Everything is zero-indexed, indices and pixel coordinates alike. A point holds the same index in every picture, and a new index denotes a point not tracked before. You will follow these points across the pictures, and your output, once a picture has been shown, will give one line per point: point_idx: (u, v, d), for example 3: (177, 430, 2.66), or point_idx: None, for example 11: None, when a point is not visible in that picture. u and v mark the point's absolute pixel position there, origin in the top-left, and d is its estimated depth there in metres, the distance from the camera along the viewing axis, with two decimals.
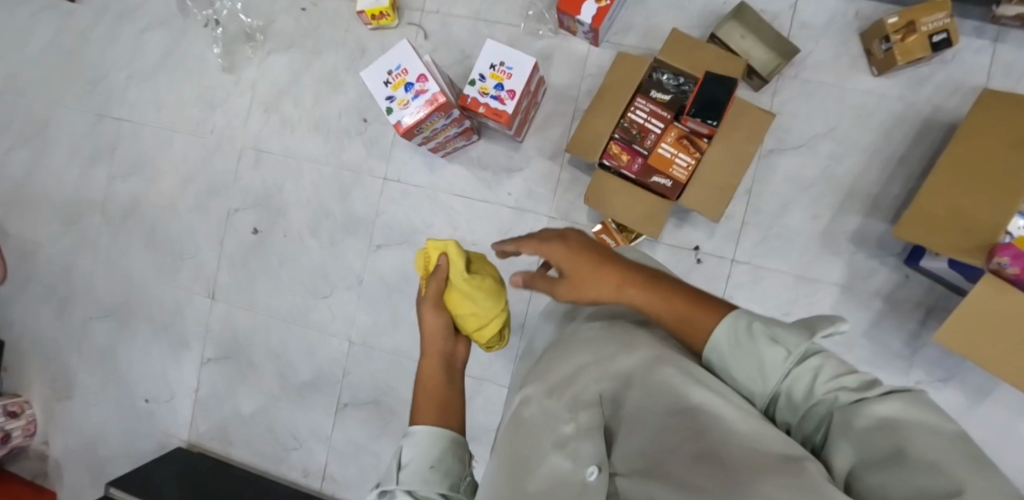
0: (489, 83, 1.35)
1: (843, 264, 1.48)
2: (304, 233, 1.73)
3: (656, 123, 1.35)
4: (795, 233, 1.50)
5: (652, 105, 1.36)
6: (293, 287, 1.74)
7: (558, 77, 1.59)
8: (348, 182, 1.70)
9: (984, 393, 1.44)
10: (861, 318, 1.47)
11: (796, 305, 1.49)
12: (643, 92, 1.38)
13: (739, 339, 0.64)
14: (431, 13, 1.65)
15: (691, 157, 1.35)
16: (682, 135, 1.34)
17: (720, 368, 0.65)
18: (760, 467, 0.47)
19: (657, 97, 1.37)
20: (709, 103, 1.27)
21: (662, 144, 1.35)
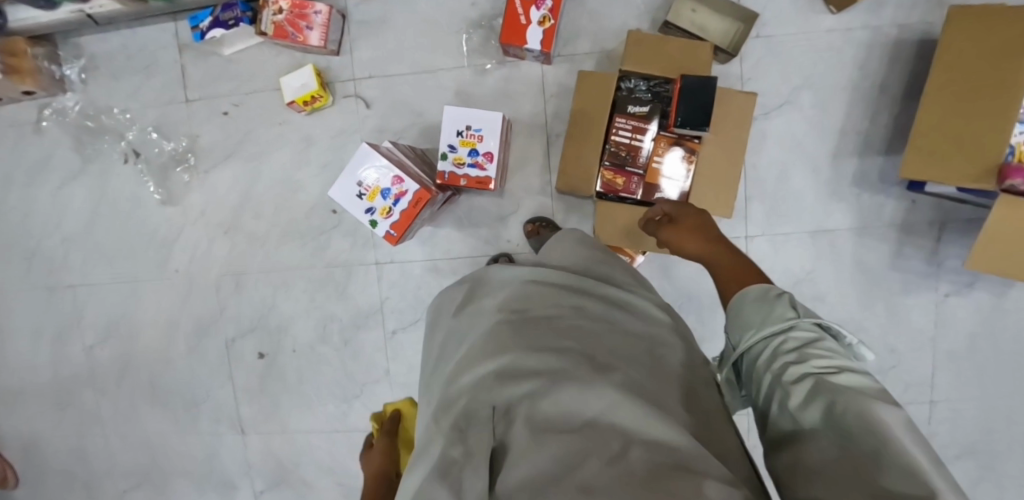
0: (462, 152, 1.24)
1: (853, 206, 1.48)
2: (313, 342, 1.64)
3: (643, 138, 1.29)
4: (799, 192, 1.48)
5: (634, 120, 1.30)
6: (321, 396, 1.67)
7: (519, 107, 1.49)
8: (340, 277, 1.60)
9: (1012, 286, 1.48)
10: (883, 253, 1.49)
11: (819, 260, 1.49)
12: (620, 107, 1.31)
13: (765, 296, 0.72)
14: (366, 78, 1.52)
15: (687, 162, 1.29)
16: (672, 143, 1.29)
17: (737, 310, 0.74)
18: (666, 478, 0.53)
19: (636, 109, 1.30)
20: (693, 109, 1.22)
21: (655, 158, 1.30)
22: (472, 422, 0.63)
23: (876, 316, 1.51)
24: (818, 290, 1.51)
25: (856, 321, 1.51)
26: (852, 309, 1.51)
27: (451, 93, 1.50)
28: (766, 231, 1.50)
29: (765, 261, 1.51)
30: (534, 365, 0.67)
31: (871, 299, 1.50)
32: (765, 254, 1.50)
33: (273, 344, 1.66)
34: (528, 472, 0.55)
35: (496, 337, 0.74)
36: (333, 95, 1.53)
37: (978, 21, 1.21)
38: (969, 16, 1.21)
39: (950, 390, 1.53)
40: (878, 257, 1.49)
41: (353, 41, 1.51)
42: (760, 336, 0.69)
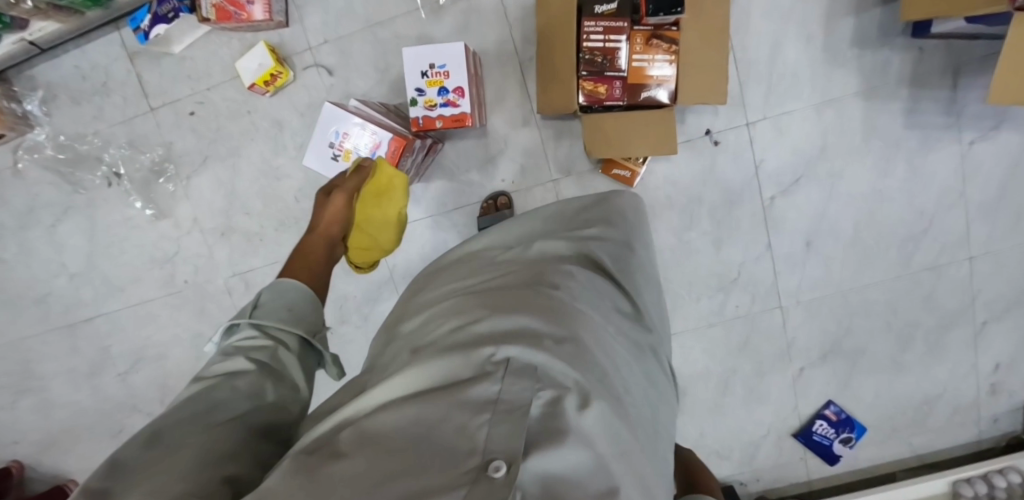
0: (431, 93, 1.18)
1: (857, 67, 1.38)
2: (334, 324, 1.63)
3: (616, 39, 1.20)
4: (796, 66, 1.39)
5: (604, 20, 1.20)
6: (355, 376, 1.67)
7: (484, 39, 1.41)
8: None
9: None
10: (895, 112, 1.39)
11: (830, 134, 1.41)
12: (587, 11, 1.21)
13: None
14: (323, 45, 1.45)
15: (669, 53, 1.20)
16: (649, 36, 1.20)
17: None
18: None
19: (604, 9, 1.20)
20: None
21: (634, 56, 1.20)
22: (509, 369, 0.55)
23: (897, 179, 1.44)
24: (833, 165, 1.43)
25: (877, 189, 1.45)
26: (872, 177, 1.44)
27: (412, 41, 1.43)
28: (768, 114, 1.41)
29: (773, 146, 1.43)
30: (583, 362, 0.60)
31: (889, 163, 1.43)
32: (771, 139, 1.42)
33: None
34: (547, 468, 0.48)
35: (530, 297, 0.68)
36: (293, 69, 1.46)
37: None
38: None
39: (987, 241, 1.47)
40: (892, 118, 1.40)
41: (301, 9, 1.44)
42: None
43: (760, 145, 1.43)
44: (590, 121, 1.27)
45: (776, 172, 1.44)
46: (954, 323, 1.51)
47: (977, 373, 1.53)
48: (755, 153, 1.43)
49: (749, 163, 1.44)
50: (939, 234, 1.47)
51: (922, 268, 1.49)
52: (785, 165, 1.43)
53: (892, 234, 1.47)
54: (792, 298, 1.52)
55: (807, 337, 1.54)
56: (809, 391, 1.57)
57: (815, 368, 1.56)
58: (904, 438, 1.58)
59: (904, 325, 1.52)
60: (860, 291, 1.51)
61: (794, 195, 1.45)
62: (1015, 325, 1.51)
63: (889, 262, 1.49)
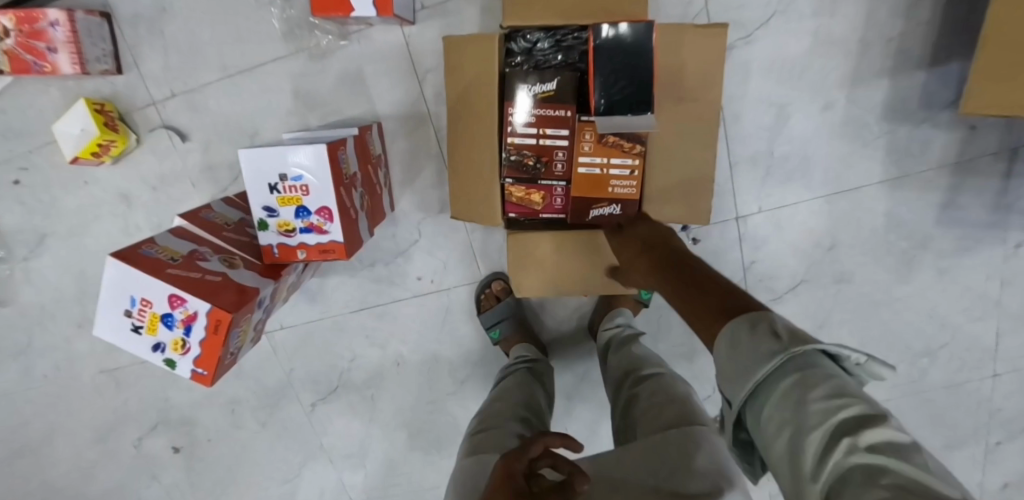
0: (286, 215, 0.83)
1: (881, 152, 1.08)
2: (227, 427, 1.34)
3: (555, 133, 0.84)
4: (806, 143, 1.08)
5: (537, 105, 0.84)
6: (259, 480, 1.38)
7: (386, 99, 1.03)
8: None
9: None
10: (930, 204, 1.09)
11: (839, 230, 1.12)
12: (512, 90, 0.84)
13: (738, 337, 0.52)
14: (169, 99, 1.06)
15: (630, 155, 0.84)
16: (603, 133, 0.83)
17: (722, 365, 0.53)
18: None
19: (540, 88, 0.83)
20: (623, 83, 0.78)
21: (580, 162, 0.84)
22: None
23: (921, 285, 1.14)
24: (841, 268, 1.15)
25: (895, 297, 1.16)
26: (888, 283, 1.15)
27: (289, 97, 1.04)
28: (766, 206, 1.11)
29: (770, 245, 1.14)
30: None
31: (911, 268, 1.13)
32: (767, 236, 1.13)
33: (184, 437, 1.36)
34: None
35: None
36: (135, 132, 1.08)
37: None
38: None
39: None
40: (924, 209, 1.10)
41: (134, 48, 1.04)
42: (755, 394, 0.49)
43: (751, 246, 1.14)
44: (521, 238, 0.91)
45: (768, 275, 1.15)
46: (974, 458, 1.23)
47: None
48: (746, 252, 1.14)
49: (735, 265, 1.15)
50: (967, 351, 1.17)
51: (939, 390, 1.20)
52: (781, 268, 1.15)
53: (905, 347, 1.18)
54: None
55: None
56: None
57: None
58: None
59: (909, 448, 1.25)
60: None
61: (789, 303, 1.17)
62: None
63: (899, 380, 1.21)
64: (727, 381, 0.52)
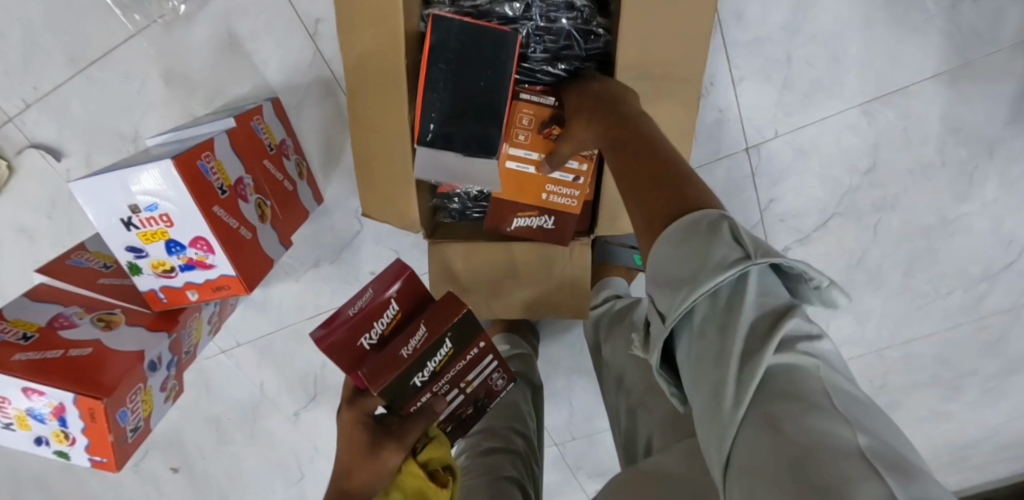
0: (156, 252, 0.66)
1: (938, 35, 0.81)
2: (197, 465, 1.20)
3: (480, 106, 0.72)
4: (836, 40, 0.80)
5: (382, 322, 0.64)
6: (265, 487, 1.24)
7: (280, 68, 0.81)
8: (188, 383, 1.08)
9: None
10: (1001, 97, 0.84)
11: (884, 147, 0.88)
12: (406, 399, 0.62)
13: (693, 234, 0.38)
14: (27, 111, 0.82)
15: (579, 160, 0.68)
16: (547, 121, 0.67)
17: (667, 284, 0.39)
18: None
19: (420, 342, 0.61)
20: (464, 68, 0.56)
21: (509, 155, 0.68)
22: None
23: (989, 202, 0.93)
24: (884, 193, 0.92)
25: (950, 219, 0.94)
26: (944, 203, 0.92)
27: (160, 84, 0.81)
28: (783, 128, 0.86)
29: (790, 177, 0.90)
30: None
31: (980, 182, 0.91)
32: (785, 168, 0.89)
33: (177, 469, 1.20)
34: None
35: None
36: (4, 157, 0.84)
37: None
38: None
39: None
40: (994, 104, 0.85)
41: None
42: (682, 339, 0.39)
43: (768, 182, 0.90)
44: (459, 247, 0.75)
45: (794, 215, 0.93)
46: None
47: None
48: (764, 189, 0.91)
49: (751, 207, 0.92)
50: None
51: (1000, 316, 1.05)
52: (808, 201, 0.92)
53: (969, 274, 1.00)
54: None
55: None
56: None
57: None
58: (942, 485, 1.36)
59: (964, 378, 1.15)
60: (902, 344, 1.09)
61: (822, 242, 0.96)
62: None
63: (960, 311, 1.05)
64: (662, 281, 0.39)
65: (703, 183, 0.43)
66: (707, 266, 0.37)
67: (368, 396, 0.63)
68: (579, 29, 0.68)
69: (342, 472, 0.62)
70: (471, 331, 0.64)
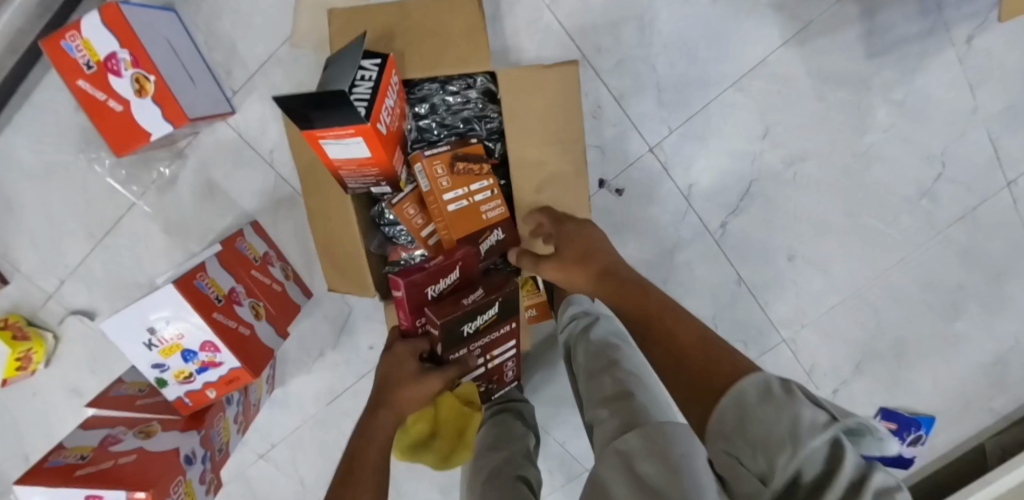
0: (175, 363, 0.79)
1: (772, 12, 0.94)
2: None
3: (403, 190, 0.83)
4: (689, 40, 0.94)
5: (446, 281, 0.75)
6: None
7: (249, 197, 0.99)
8: (241, 493, 1.19)
9: None
10: (849, 42, 0.96)
11: (768, 113, 0.99)
12: (453, 346, 0.74)
13: (769, 395, 0.46)
14: (62, 287, 1.00)
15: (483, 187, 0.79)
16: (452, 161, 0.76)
17: (752, 431, 0.45)
18: None
19: (477, 298, 0.75)
20: (353, 95, 0.65)
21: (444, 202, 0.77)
22: None
23: (885, 128, 1.03)
24: (787, 151, 1.02)
25: (856, 155, 1.03)
26: (843, 144, 1.02)
27: (159, 237, 0.99)
28: (675, 124, 0.98)
29: (698, 162, 1.01)
30: None
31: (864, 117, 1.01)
32: (690, 155, 1.00)
33: None
34: None
35: None
36: (51, 329, 1.02)
37: None
38: None
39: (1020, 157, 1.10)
40: (846, 50, 0.97)
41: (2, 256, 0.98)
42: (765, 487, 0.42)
43: (681, 171, 1.01)
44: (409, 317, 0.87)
45: (717, 191, 1.03)
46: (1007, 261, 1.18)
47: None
48: (680, 178, 1.01)
49: (676, 197, 1.03)
50: (958, 171, 1.09)
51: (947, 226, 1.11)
52: (724, 177, 1.02)
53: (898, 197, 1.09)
54: (794, 325, 1.17)
55: (826, 357, 1.23)
56: (854, 405, 1.30)
57: (851, 382, 1.27)
58: (983, 407, 1.36)
59: (946, 293, 1.19)
60: (871, 280, 1.15)
61: (751, 208, 1.05)
62: None
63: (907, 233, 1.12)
64: (743, 437, 0.45)
65: (748, 359, 0.54)
66: (797, 423, 0.42)
67: (422, 339, 0.76)
68: (476, 115, 0.81)
69: (387, 379, 0.72)
70: (513, 307, 0.79)
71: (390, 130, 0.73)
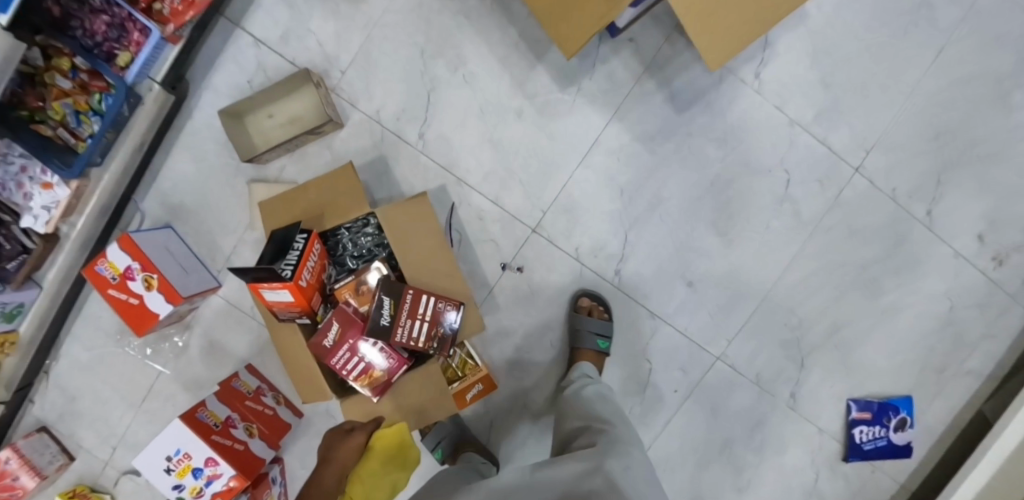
0: (188, 481, 1.02)
1: (588, 104, 1.21)
2: None
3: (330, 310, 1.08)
4: (532, 143, 1.21)
5: (332, 334, 1.01)
6: None
7: (241, 345, 1.27)
8: None
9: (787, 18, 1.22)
10: (657, 107, 1.22)
11: (616, 176, 1.23)
12: (388, 334, 0.99)
13: None
14: (115, 453, 1.27)
15: None
16: (356, 285, 1.05)
17: None
18: None
19: (335, 334, 1.01)
20: (285, 264, 0.95)
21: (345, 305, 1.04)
22: None
23: (719, 160, 1.24)
24: (645, 200, 1.24)
25: (703, 188, 1.25)
26: (688, 182, 1.24)
27: (181, 394, 1.27)
28: (544, 205, 1.23)
29: (575, 228, 1.24)
30: None
31: (696, 157, 1.24)
32: (566, 226, 1.23)
33: None
34: None
35: None
36: (111, 490, 1.28)
37: None
38: None
39: (852, 148, 1.28)
40: (658, 113, 1.22)
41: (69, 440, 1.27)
42: None
43: (564, 238, 1.24)
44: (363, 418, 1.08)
45: (600, 247, 1.25)
46: (889, 234, 1.31)
47: (936, 259, 1.33)
48: (565, 244, 1.24)
49: (568, 259, 1.25)
50: (805, 175, 1.27)
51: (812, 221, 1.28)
52: (601, 234, 1.24)
53: (758, 210, 1.26)
54: (721, 341, 1.30)
55: (768, 364, 1.33)
56: (818, 403, 1.36)
57: (804, 381, 1.35)
58: (954, 373, 1.39)
59: (847, 277, 1.31)
60: (773, 284, 1.29)
61: (635, 252, 1.25)
62: (955, 189, 1.32)
63: (782, 236, 1.27)
64: None
65: None
66: None
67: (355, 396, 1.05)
68: (377, 242, 1.10)
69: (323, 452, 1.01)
70: (394, 286, 1.01)
71: (311, 282, 1.00)
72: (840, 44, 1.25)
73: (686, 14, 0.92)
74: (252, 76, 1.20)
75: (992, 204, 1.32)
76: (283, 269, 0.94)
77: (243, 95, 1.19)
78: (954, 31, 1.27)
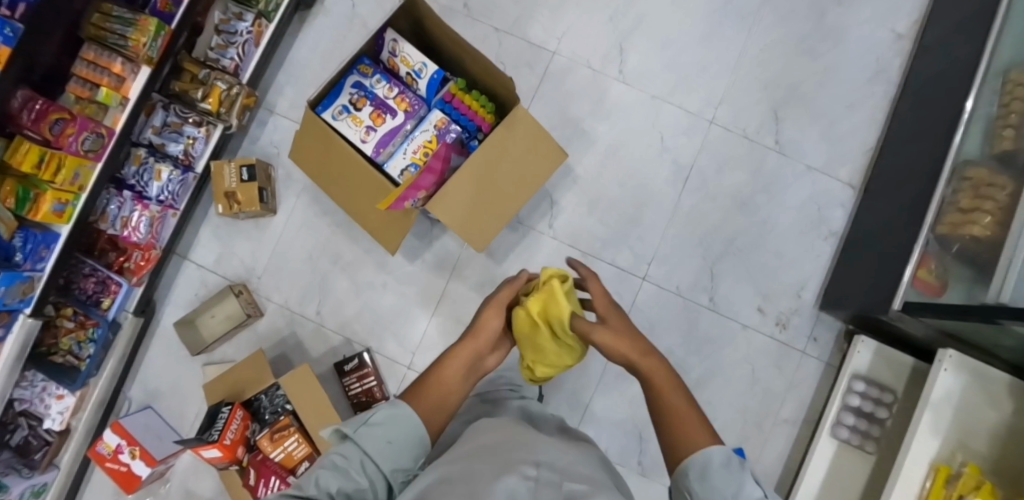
0: None
1: (431, 270, 1.67)
2: None
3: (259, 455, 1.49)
4: (396, 304, 1.67)
5: (252, 475, 1.44)
6: None
7: (206, 489, 1.68)
8: None
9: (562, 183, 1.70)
10: (481, 262, 1.67)
11: (461, 317, 1.66)
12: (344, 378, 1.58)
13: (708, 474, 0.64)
14: None
15: (292, 441, 1.44)
16: (269, 436, 1.44)
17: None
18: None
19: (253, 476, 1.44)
20: (215, 432, 1.40)
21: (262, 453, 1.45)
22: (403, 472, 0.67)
23: None
24: None
25: None
26: None
27: None
28: (412, 347, 1.66)
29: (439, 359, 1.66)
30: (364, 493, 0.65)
31: None
32: (431, 359, 1.66)
33: None
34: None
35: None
36: None
37: (305, 153, 1.49)
38: (300, 157, 1.51)
39: (636, 264, 1.69)
40: (482, 266, 1.67)
41: None
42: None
43: None
44: None
45: None
46: (683, 322, 1.69)
47: (728, 334, 1.69)
48: None
49: None
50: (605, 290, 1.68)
51: None
52: None
53: None
54: None
55: (614, 441, 1.67)
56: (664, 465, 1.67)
57: (647, 449, 1.67)
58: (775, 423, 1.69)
59: None
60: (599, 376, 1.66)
61: None
62: (728, 278, 1.70)
63: None
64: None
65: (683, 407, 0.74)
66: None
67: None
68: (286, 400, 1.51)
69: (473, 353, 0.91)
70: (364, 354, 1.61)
71: (237, 439, 1.43)
72: (608, 192, 1.70)
73: (448, 220, 1.38)
74: (198, 290, 1.71)
75: (760, 284, 1.70)
76: (215, 435, 1.39)
77: (193, 305, 1.70)
78: (694, 166, 1.72)
